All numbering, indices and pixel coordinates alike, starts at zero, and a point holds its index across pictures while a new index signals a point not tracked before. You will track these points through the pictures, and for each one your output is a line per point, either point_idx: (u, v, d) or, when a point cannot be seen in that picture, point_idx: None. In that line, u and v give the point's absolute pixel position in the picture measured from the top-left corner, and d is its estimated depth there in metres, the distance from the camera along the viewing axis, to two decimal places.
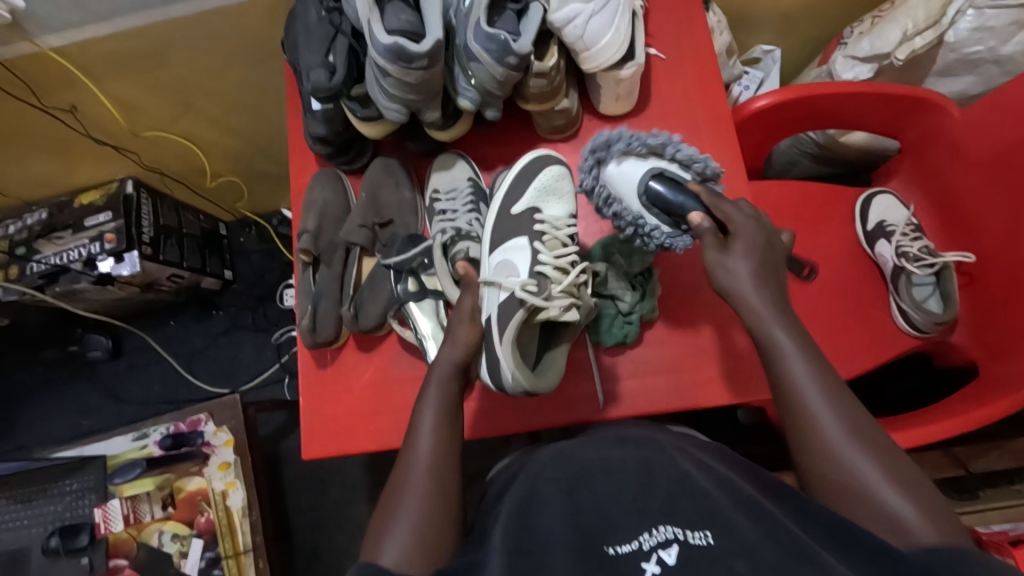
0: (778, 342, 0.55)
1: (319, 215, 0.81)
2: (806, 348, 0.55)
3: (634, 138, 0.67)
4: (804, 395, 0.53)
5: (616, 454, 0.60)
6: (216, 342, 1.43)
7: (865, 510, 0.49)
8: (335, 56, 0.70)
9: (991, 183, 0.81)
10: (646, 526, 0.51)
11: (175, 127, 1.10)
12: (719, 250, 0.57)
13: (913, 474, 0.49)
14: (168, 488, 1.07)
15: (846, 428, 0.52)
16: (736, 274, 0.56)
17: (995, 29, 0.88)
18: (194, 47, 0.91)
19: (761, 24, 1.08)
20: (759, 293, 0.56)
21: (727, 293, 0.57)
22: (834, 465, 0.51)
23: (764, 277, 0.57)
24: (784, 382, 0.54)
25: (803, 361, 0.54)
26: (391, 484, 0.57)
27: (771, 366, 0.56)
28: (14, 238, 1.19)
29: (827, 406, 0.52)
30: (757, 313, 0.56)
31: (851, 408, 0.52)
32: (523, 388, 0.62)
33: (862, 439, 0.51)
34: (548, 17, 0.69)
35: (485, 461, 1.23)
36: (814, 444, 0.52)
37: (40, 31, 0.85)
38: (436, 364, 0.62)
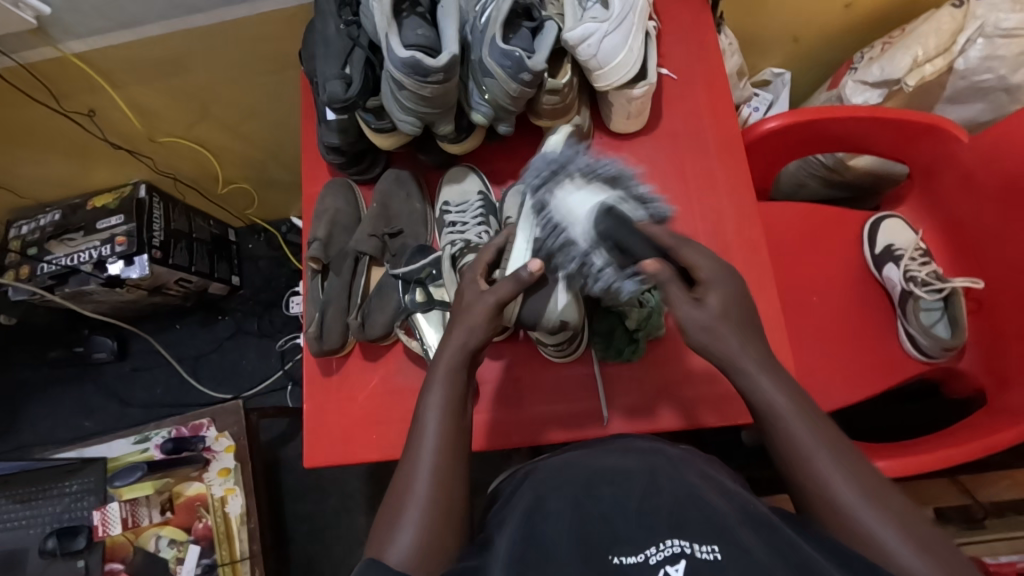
0: (769, 398, 0.55)
1: (330, 224, 0.82)
2: (804, 408, 0.54)
3: (592, 165, 0.65)
4: (810, 460, 0.52)
5: (622, 466, 0.60)
6: (220, 347, 1.43)
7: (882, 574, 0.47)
8: (351, 68, 0.72)
9: (1000, 211, 0.81)
10: (654, 541, 0.49)
11: (189, 133, 1.11)
12: (689, 301, 0.56)
13: (926, 528, 0.48)
14: (167, 493, 1.07)
15: (859, 487, 0.50)
16: (713, 328, 0.55)
17: (1006, 57, 0.89)
18: (213, 56, 0.93)
19: (773, 48, 1.09)
20: (744, 349, 0.56)
21: (702, 349, 0.57)
22: (852, 531, 0.49)
23: (752, 335, 0.57)
24: (787, 447, 0.53)
25: (804, 426, 0.53)
26: (392, 486, 0.56)
27: (768, 427, 0.55)
28: (27, 238, 1.20)
29: (835, 468, 0.51)
30: (749, 375, 0.55)
31: (861, 467, 0.51)
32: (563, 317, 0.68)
33: (875, 499, 0.50)
34: (563, 35, 0.69)
35: (487, 474, 1.22)
36: (822, 500, 0.51)
37: (64, 37, 0.86)
38: (445, 351, 0.61)
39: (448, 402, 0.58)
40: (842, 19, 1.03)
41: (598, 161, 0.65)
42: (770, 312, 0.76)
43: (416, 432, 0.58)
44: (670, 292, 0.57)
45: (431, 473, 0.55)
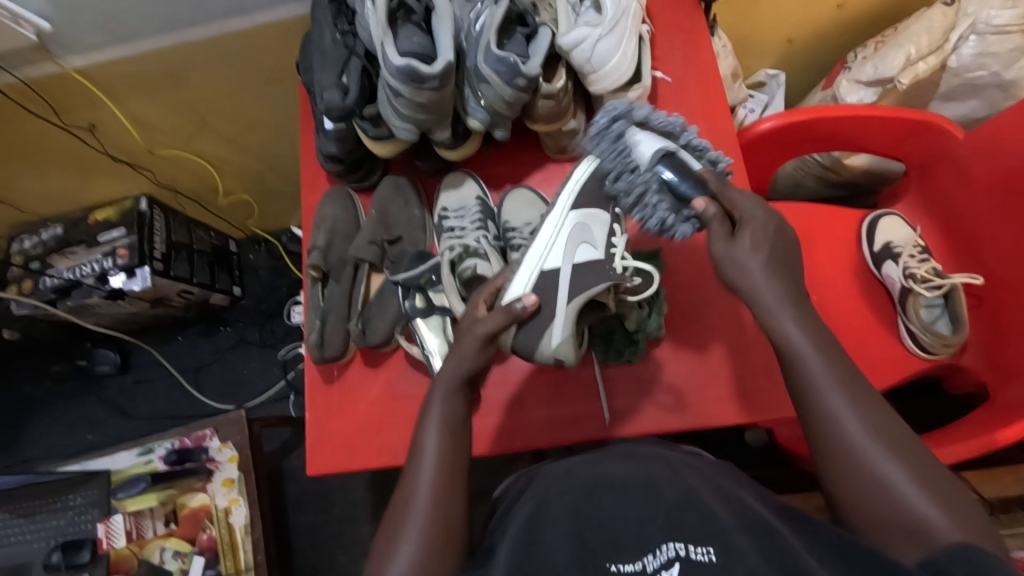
0: (790, 335, 0.54)
1: (329, 232, 0.83)
2: (820, 340, 0.53)
3: (652, 112, 0.65)
4: (822, 394, 0.51)
5: (621, 472, 0.60)
6: (223, 357, 1.43)
7: (887, 513, 0.46)
8: (347, 76, 0.72)
9: (998, 206, 0.81)
10: (651, 547, 0.50)
11: (189, 145, 1.12)
12: (726, 237, 0.56)
13: (935, 470, 0.47)
14: (170, 505, 1.07)
15: (868, 425, 0.49)
16: (747, 267, 0.55)
17: (999, 54, 0.89)
18: (211, 69, 0.94)
19: (767, 49, 1.10)
20: (771, 283, 0.55)
21: (746, 292, 0.56)
22: (856, 469, 0.48)
23: (785, 274, 0.56)
24: (801, 378, 0.52)
25: (821, 359, 0.52)
26: (395, 501, 0.56)
27: (784, 357, 0.54)
28: (29, 253, 1.21)
29: (847, 404, 0.50)
30: (769, 311, 0.55)
31: (873, 406, 0.50)
32: (558, 359, 0.63)
33: (885, 438, 0.48)
34: (557, 41, 0.70)
35: (490, 479, 1.22)
36: (829, 432, 0.50)
37: (65, 52, 0.87)
38: (442, 375, 0.61)
39: (445, 419, 0.59)
40: (835, 19, 1.03)
41: (654, 111, 0.65)
42: None
43: (415, 449, 0.58)
44: (713, 228, 0.57)
45: (432, 485, 0.55)
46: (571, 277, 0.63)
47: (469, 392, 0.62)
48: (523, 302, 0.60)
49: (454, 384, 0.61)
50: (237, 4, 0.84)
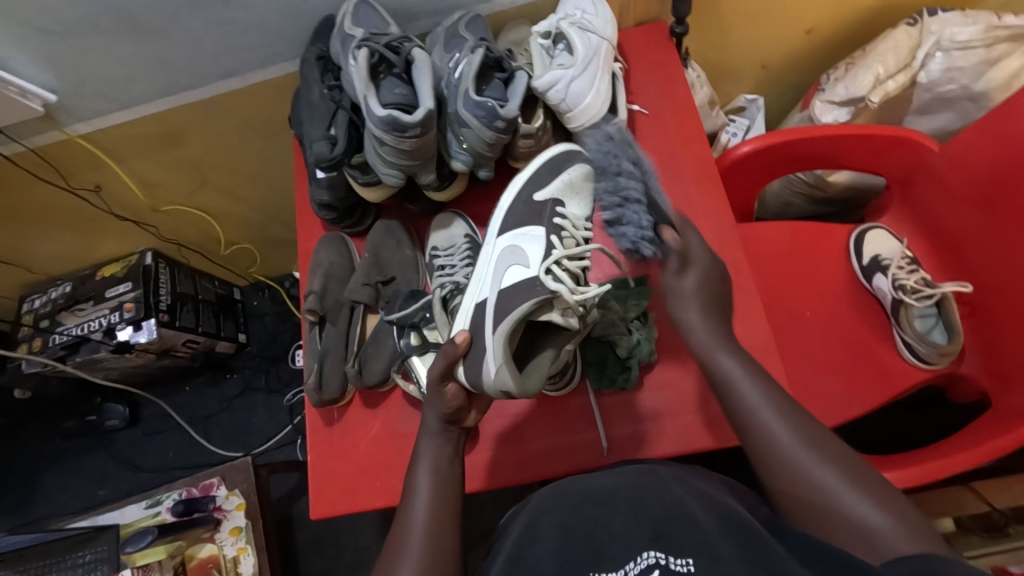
0: (725, 365, 0.63)
1: (324, 276, 0.85)
2: (758, 376, 0.62)
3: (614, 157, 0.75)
4: (755, 412, 0.59)
5: (606, 487, 0.60)
6: (229, 406, 1.45)
7: (835, 529, 0.51)
8: (336, 128, 0.77)
9: (981, 215, 0.82)
10: (634, 553, 0.52)
11: (191, 200, 1.16)
12: (677, 271, 0.68)
13: (869, 478, 0.53)
14: (179, 556, 1.03)
15: (799, 434, 0.57)
16: (687, 299, 0.67)
17: (965, 68, 0.93)
18: (210, 128, 0.99)
19: (743, 75, 1.13)
20: (706, 319, 0.66)
21: (676, 317, 0.68)
22: (798, 477, 0.54)
23: (716, 311, 0.67)
24: (739, 408, 0.60)
25: (754, 386, 0.61)
26: (393, 530, 0.59)
27: (724, 390, 0.62)
28: (39, 312, 1.25)
29: (776, 418, 0.58)
30: (706, 347, 0.65)
31: (803, 421, 0.58)
32: (506, 389, 0.58)
33: (815, 448, 0.55)
34: (533, 83, 0.74)
35: (499, 515, 1.21)
36: (765, 445, 0.57)
37: (70, 121, 0.92)
38: (425, 422, 0.65)
39: (435, 460, 0.62)
40: (806, 44, 1.07)
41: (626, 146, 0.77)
42: (759, 331, 0.77)
43: (409, 491, 0.61)
44: (670, 263, 0.69)
45: (426, 520, 0.57)
46: (497, 305, 0.63)
47: (456, 427, 0.64)
48: (452, 341, 0.62)
49: (439, 424, 0.63)
50: (231, 66, 0.88)
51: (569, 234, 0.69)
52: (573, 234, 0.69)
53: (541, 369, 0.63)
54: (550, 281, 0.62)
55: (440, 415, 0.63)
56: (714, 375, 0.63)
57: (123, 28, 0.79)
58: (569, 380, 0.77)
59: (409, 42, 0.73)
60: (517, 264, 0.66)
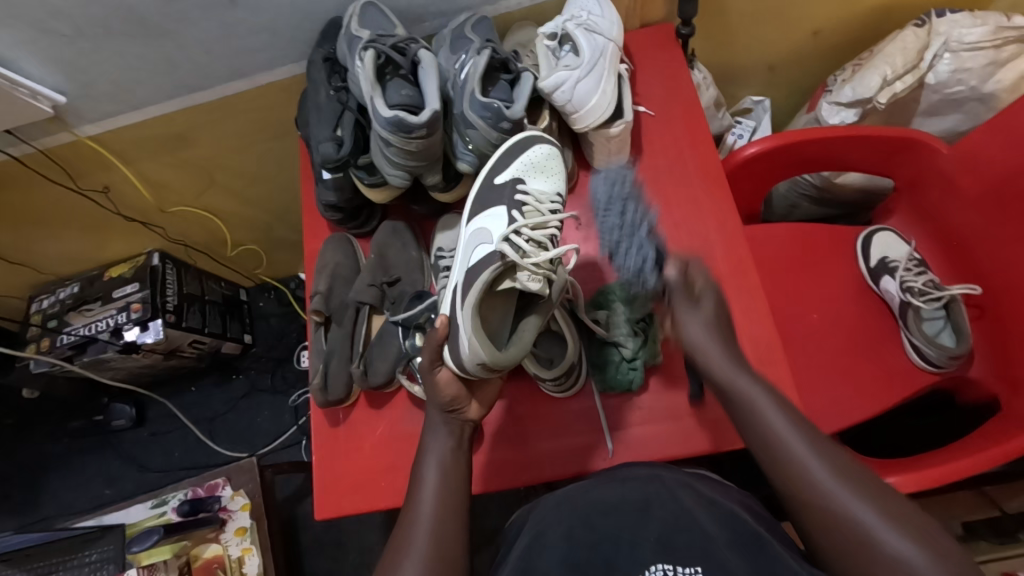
0: (750, 393, 0.61)
1: (330, 277, 0.85)
2: (786, 408, 0.59)
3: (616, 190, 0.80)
4: (784, 443, 0.57)
5: (613, 494, 0.61)
6: (235, 406, 1.45)
7: (870, 568, 0.50)
8: (342, 129, 0.77)
9: (991, 217, 0.82)
10: (641, 564, 0.54)
11: (198, 201, 1.17)
12: (689, 305, 0.66)
13: (904, 508, 0.51)
14: (184, 556, 1.04)
15: (830, 466, 0.54)
16: (698, 330, 0.65)
17: (974, 69, 0.92)
18: (217, 129, 0.99)
19: (749, 77, 1.13)
20: (724, 348, 0.64)
21: (690, 346, 0.66)
22: (828, 514, 0.52)
23: (730, 342, 0.65)
24: (765, 436, 0.58)
25: (787, 421, 0.58)
26: (400, 524, 0.58)
27: (749, 420, 0.60)
28: (47, 312, 1.26)
29: (808, 449, 0.56)
30: (729, 375, 0.62)
31: (830, 448, 0.56)
32: (481, 360, 0.58)
33: (848, 480, 0.53)
34: (539, 84, 0.75)
35: (503, 517, 1.21)
36: (795, 480, 0.55)
37: (79, 122, 0.93)
38: (429, 417, 0.65)
39: (442, 454, 0.62)
40: (813, 45, 1.06)
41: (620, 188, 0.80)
42: (765, 334, 0.77)
43: (416, 483, 0.61)
44: (677, 299, 0.67)
45: (433, 516, 0.57)
46: (465, 281, 0.64)
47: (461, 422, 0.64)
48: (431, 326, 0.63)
49: (442, 416, 0.63)
50: (239, 68, 0.89)
51: (531, 208, 0.69)
52: (537, 207, 0.69)
53: (522, 340, 0.63)
54: (503, 245, 0.63)
55: (441, 405, 0.63)
56: (736, 398, 0.61)
57: (133, 30, 0.80)
58: (574, 382, 0.76)
59: (415, 43, 0.73)
60: (483, 243, 0.67)
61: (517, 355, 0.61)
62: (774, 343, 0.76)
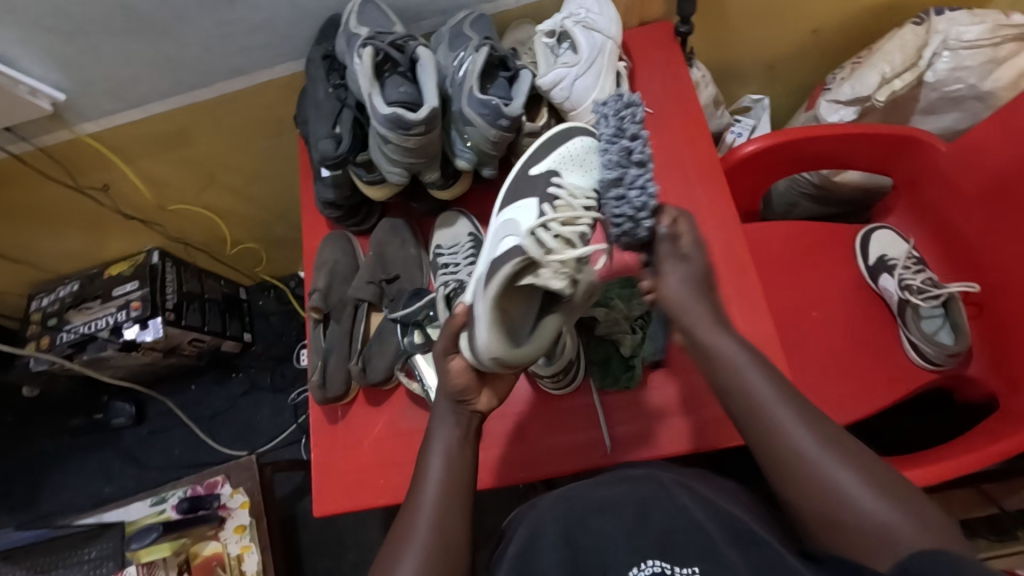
0: (727, 349, 0.60)
1: (329, 275, 0.86)
2: (767, 368, 0.58)
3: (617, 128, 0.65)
4: (771, 409, 0.56)
5: (611, 493, 0.61)
6: (234, 405, 1.45)
7: (857, 538, 0.50)
8: (341, 127, 0.78)
9: (989, 215, 0.82)
10: (634, 562, 0.54)
11: (197, 199, 1.17)
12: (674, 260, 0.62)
13: (885, 476, 0.52)
14: (184, 554, 1.06)
15: (818, 436, 0.54)
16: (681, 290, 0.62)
17: (972, 67, 0.92)
18: (217, 128, 0.99)
19: (749, 75, 1.13)
20: (706, 309, 0.62)
21: (678, 307, 0.62)
22: (816, 485, 0.52)
23: (712, 299, 0.63)
24: (749, 405, 0.57)
25: (770, 385, 0.57)
26: (398, 520, 0.59)
27: (734, 390, 0.58)
28: (47, 310, 1.26)
29: (795, 417, 0.55)
30: (708, 332, 0.60)
31: (820, 419, 0.55)
32: (494, 356, 0.57)
33: (835, 449, 0.53)
34: (538, 81, 0.75)
35: (502, 516, 1.21)
36: (781, 453, 0.54)
37: (79, 120, 0.93)
38: (437, 408, 0.64)
39: (446, 444, 0.61)
40: (812, 42, 1.06)
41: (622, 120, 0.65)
42: (763, 331, 0.77)
43: (419, 475, 0.61)
44: (661, 247, 0.63)
45: (435, 510, 0.58)
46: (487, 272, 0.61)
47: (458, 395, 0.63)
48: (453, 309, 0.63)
49: (449, 404, 0.63)
50: (238, 66, 0.89)
51: (563, 203, 0.66)
52: (569, 202, 0.66)
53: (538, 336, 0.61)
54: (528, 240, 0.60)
55: (448, 394, 0.62)
56: (721, 363, 0.59)
57: (132, 28, 0.80)
58: (574, 380, 0.77)
59: (414, 40, 0.73)
60: (511, 234, 0.65)
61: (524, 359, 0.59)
62: (773, 341, 0.76)
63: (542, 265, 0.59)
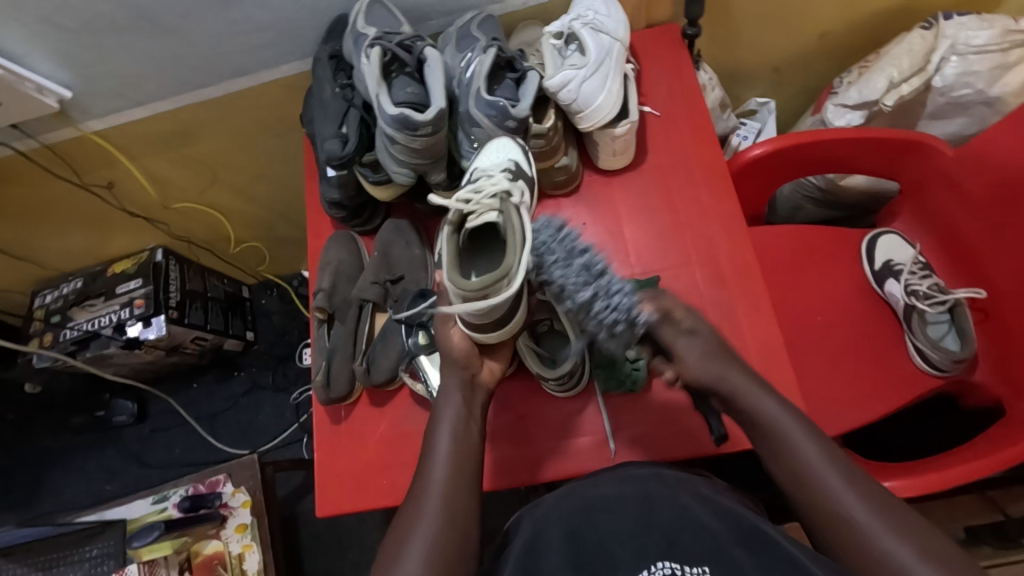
0: (768, 410, 0.60)
1: (333, 275, 0.86)
2: (815, 434, 0.59)
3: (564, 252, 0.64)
4: (818, 473, 0.56)
5: (613, 491, 0.61)
6: (236, 403, 1.45)
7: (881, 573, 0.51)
8: (347, 127, 0.78)
9: (997, 222, 0.81)
10: (646, 564, 0.53)
11: (202, 198, 1.17)
12: (678, 333, 0.67)
13: (943, 544, 0.51)
14: (185, 552, 1.05)
15: (867, 502, 0.54)
16: (705, 363, 0.64)
17: (981, 72, 0.92)
18: (222, 126, 0.99)
19: (755, 78, 1.13)
20: (744, 376, 0.64)
21: (712, 380, 0.64)
22: (867, 550, 0.52)
23: (744, 365, 0.65)
24: (796, 464, 0.57)
25: (813, 446, 0.57)
26: (403, 518, 0.57)
27: (779, 447, 0.59)
28: (50, 307, 1.26)
29: (842, 482, 0.55)
30: (747, 394, 0.62)
31: (850, 467, 0.56)
32: (457, 292, 0.58)
33: (884, 513, 0.53)
34: (545, 83, 0.74)
35: (504, 517, 1.21)
36: (833, 517, 0.54)
37: (85, 117, 0.93)
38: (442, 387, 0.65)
39: (454, 429, 0.62)
40: (820, 46, 1.06)
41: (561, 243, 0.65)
42: (769, 336, 0.77)
43: (426, 456, 0.61)
44: (665, 332, 0.68)
45: (443, 498, 0.57)
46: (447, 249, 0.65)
47: (469, 393, 0.65)
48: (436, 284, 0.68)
49: (461, 382, 0.65)
50: (245, 65, 0.89)
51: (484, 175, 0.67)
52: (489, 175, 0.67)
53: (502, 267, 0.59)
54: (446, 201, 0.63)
55: (461, 375, 0.65)
56: (763, 423, 0.60)
57: (139, 26, 0.80)
58: (579, 384, 0.76)
59: (421, 41, 0.73)
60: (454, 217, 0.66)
61: (504, 270, 0.56)
62: (778, 346, 0.76)
63: (471, 211, 0.62)
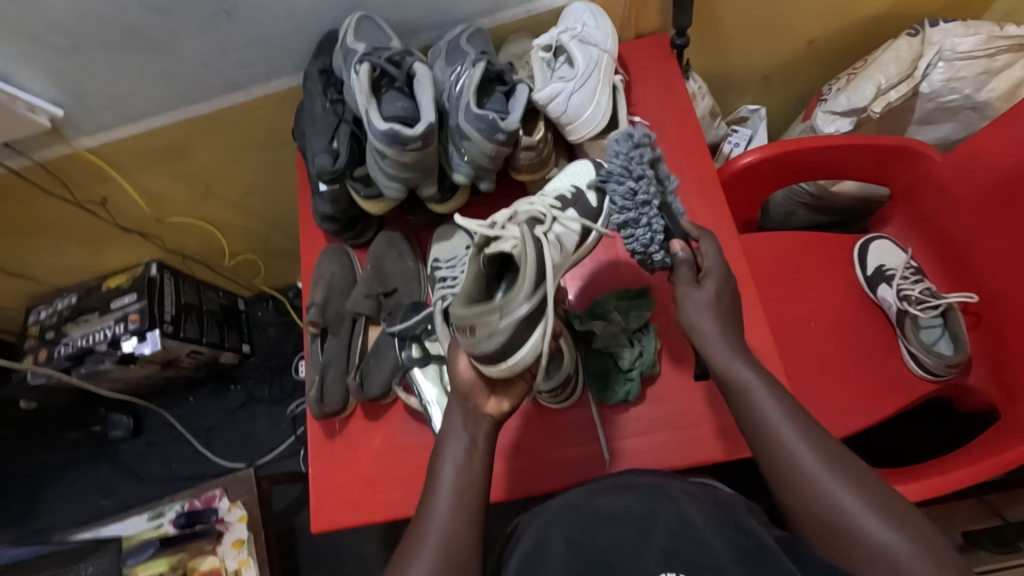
0: (743, 377, 0.59)
1: (326, 288, 0.85)
2: (777, 391, 0.58)
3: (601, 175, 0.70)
4: (778, 430, 0.56)
5: (618, 505, 0.61)
6: (233, 416, 1.45)
7: (855, 550, 0.50)
8: (338, 141, 0.77)
9: (989, 225, 0.81)
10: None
11: (196, 212, 1.17)
12: (692, 284, 0.63)
13: (907, 514, 0.51)
14: (181, 568, 1.06)
15: (826, 462, 0.54)
16: (702, 311, 0.62)
17: (967, 78, 0.93)
18: (215, 142, 0.99)
19: (744, 86, 1.14)
20: (724, 333, 0.61)
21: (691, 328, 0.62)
22: (821, 506, 0.52)
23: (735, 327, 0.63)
24: (755, 424, 0.58)
25: (771, 401, 0.58)
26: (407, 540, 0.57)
27: (741, 405, 0.59)
28: (45, 323, 1.26)
29: (800, 436, 0.55)
30: (722, 357, 0.60)
31: (834, 454, 0.54)
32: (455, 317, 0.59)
33: (842, 472, 0.53)
34: (534, 96, 0.75)
35: (502, 527, 1.20)
36: (788, 473, 0.54)
37: (77, 135, 0.93)
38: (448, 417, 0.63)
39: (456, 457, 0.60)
40: (808, 54, 1.07)
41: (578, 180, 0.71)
42: (763, 344, 0.77)
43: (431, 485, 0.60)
44: (681, 271, 0.64)
45: (444, 526, 0.56)
46: None
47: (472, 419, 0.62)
48: None
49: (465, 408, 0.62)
50: (236, 80, 0.89)
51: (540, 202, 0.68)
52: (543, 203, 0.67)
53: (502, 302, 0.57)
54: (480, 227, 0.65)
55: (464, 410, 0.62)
56: (732, 385, 0.60)
57: (130, 44, 0.80)
58: (573, 395, 0.77)
59: (411, 56, 0.73)
60: None
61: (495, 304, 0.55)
62: (771, 354, 0.76)
63: (496, 235, 0.61)
